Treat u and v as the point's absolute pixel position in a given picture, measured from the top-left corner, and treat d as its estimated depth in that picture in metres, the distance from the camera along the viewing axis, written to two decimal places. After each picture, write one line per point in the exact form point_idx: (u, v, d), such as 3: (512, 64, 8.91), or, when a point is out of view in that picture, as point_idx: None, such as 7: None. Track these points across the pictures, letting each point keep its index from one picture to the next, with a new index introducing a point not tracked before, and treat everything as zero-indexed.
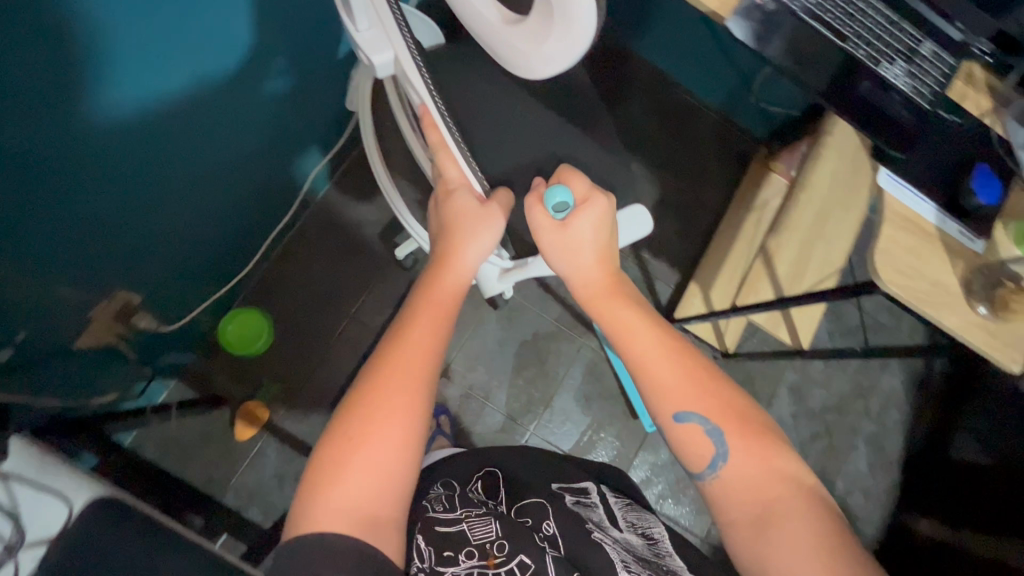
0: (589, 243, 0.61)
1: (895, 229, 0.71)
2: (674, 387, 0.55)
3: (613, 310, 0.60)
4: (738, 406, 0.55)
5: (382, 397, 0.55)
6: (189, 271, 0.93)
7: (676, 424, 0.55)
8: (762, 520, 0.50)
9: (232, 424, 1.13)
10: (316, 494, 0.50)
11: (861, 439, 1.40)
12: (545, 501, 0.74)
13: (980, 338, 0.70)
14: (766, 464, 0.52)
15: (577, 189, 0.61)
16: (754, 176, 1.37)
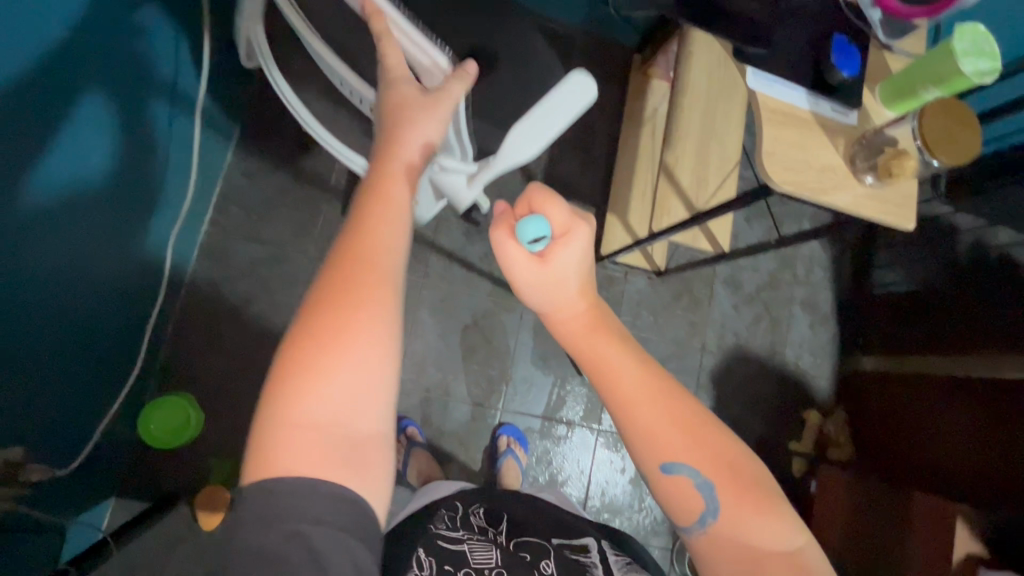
0: (573, 283, 0.53)
1: (775, 126, 0.70)
2: (663, 436, 0.48)
3: (591, 344, 0.50)
4: (734, 459, 0.49)
5: (346, 300, 0.41)
6: (77, 394, 0.83)
7: (662, 474, 0.48)
8: None
9: (193, 518, 1.06)
10: (278, 415, 0.39)
11: (797, 306, 1.49)
12: (545, 544, 0.72)
13: (873, 209, 0.72)
14: (760, 525, 0.47)
15: (556, 219, 0.54)
16: (636, 89, 1.35)
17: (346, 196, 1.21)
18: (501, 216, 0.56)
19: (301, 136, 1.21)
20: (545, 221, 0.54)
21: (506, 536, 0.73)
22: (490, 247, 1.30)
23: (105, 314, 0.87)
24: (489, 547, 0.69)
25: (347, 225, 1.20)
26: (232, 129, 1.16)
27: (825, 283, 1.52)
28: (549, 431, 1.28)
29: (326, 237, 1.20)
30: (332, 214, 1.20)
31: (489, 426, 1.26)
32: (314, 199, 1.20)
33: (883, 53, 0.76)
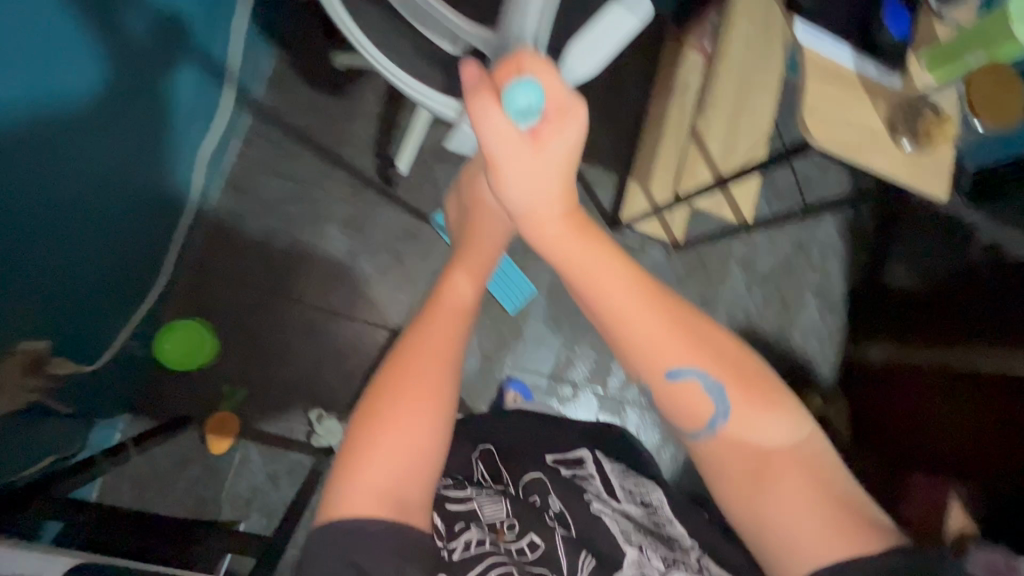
0: (564, 166, 0.51)
1: (819, 82, 0.70)
2: (669, 348, 0.49)
3: (596, 256, 0.50)
4: (736, 358, 0.51)
5: (404, 387, 0.52)
6: (101, 301, 0.84)
7: (670, 383, 0.50)
8: (754, 474, 0.49)
9: (203, 440, 1.08)
10: (347, 479, 0.48)
11: (809, 291, 1.50)
12: (542, 475, 0.72)
13: (906, 174, 0.72)
14: (764, 418, 0.49)
15: (549, 89, 0.50)
16: (670, 59, 1.34)
17: (373, 140, 1.21)
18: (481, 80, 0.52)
19: (333, 76, 1.21)
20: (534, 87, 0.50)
21: (515, 486, 0.73)
22: None
23: (131, 225, 0.87)
24: (497, 500, 0.68)
25: (372, 168, 1.21)
26: (264, 62, 1.16)
27: (839, 271, 1.53)
28: (554, 390, 1.30)
29: (349, 178, 1.20)
30: (358, 156, 1.21)
31: (496, 380, 1.27)
32: (340, 140, 1.20)
33: (933, 21, 0.75)
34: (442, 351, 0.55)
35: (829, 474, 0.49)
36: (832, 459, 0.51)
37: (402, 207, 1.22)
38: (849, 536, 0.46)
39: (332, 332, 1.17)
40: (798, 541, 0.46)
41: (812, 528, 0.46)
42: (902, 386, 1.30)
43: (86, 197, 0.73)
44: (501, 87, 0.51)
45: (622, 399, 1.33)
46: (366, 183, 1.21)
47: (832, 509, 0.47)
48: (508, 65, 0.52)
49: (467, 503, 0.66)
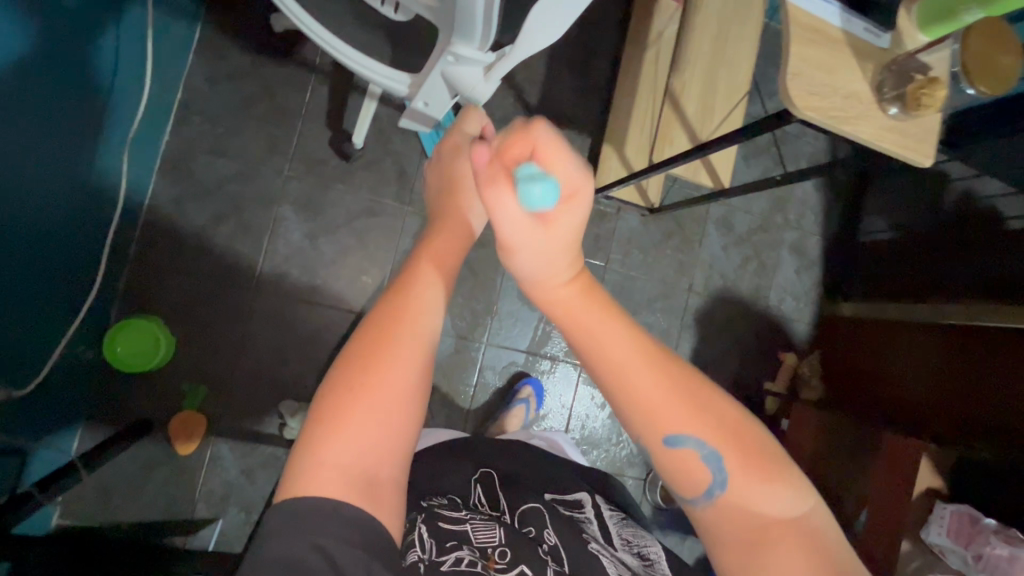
0: (572, 244, 0.53)
1: (805, 44, 0.64)
2: (664, 403, 0.48)
3: (584, 316, 0.49)
4: (740, 425, 0.49)
5: (383, 355, 0.45)
6: (27, 313, 0.76)
7: (664, 444, 0.49)
8: (754, 543, 0.46)
9: (168, 442, 1.04)
10: (313, 451, 0.43)
11: (786, 250, 1.49)
12: (541, 506, 0.76)
13: (892, 143, 0.68)
14: (766, 493, 0.47)
15: (565, 176, 0.51)
16: (643, 8, 1.25)
17: (324, 111, 1.11)
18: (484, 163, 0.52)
19: (272, 40, 1.08)
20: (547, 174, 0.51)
21: (510, 515, 0.75)
22: None
23: (53, 225, 0.78)
24: (491, 527, 0.68)
25: (325, 143, 1.11)
26: (192, 26, 1.03)
27: (815, 228, 1.51)
28: (532, 365, 1.28)
29: (301, 155, 1.11)
30: (308, 130, 1.11)
31: (473, 359, 1.24)
32: (288, 112, 1.10)
33: None
34: (424, 316, 0.48)
35: (833, 550, 0.46)
36: (837, 532, 0.48)
37: (361, 184, 1.13)
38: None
39: (296, 322, 1.11)
40: None
41: None
42: (872, 343, 1.33)
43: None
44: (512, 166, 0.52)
45: None
46: (320, 159, 1.12)
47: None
48: (519, 142, 0.53)
49: (461, 527, 0.67)
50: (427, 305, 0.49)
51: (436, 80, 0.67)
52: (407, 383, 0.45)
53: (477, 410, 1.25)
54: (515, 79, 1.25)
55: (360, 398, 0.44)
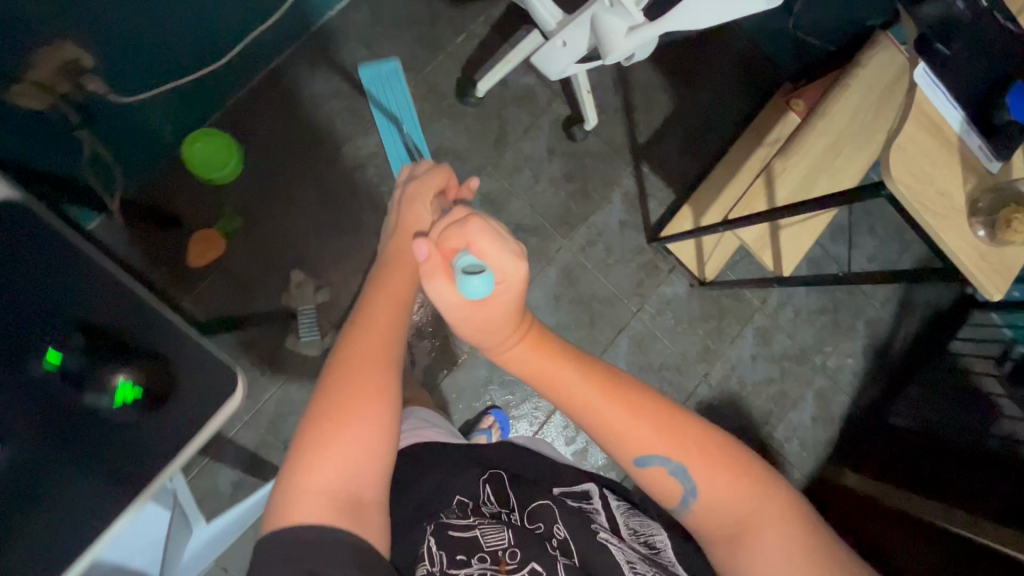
0: (510, 320, 0.56)
1: (919, 127, 0.67)
2: (633, 435, 0.57)
3: (544, 366, 0.57)
4: (693, 437, 0.57)
5: (351, 394, 0.55)
6: (149, 62, 0.83)
7: (641, 468, 0.58)
8: (734, 537, 0.56)
9: (185, 250, 1.07)
10: (300, 481, 0.51)
11: (811, 393, 1.43)
12: (551, 503, 0.76)
13: (970, 259, 0.68)
14: (728, 492, 0.56)
15: (499, 260, 0.54)
16: (771, 113, 1.34)
17: (465, 58, 1.23)
18: (422, 257, 0.57)
19: None
20: (482, 261, 0.54)
21: (520, 512, 0.75)
22: (563, 176, 1.29)
23: (222, 16, 0.90)
24: (500, 528, 0.70)
25: (453, 81, 1.22)
26: None
27: (848, 387, 1.46)
28: None
29: (428, 81, 1.21)
30: (445, 65, 1.22)
31: None
32: (436, 43, 1.22)
33: None
34: (387, 340, 0.59)
35: (803, 521, 0.56)
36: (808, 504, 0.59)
37: (463, 131, 1.23)
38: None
39: (346, 211, 1.16)
40: None
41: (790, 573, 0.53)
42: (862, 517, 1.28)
43: None
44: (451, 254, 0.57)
45: None
46: (440, 92, 1.22)
47: (802, 544, 0.54)
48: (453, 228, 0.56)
49: (470, 531, 0.70)
50: (389, 329, 0.60)
51: (584, 22, 0.74)
52: (383, 408, 0.55)
53: (455, 377, 1.24)
54: (633, 114, 1.34)
55: (345, 427, 0.53)
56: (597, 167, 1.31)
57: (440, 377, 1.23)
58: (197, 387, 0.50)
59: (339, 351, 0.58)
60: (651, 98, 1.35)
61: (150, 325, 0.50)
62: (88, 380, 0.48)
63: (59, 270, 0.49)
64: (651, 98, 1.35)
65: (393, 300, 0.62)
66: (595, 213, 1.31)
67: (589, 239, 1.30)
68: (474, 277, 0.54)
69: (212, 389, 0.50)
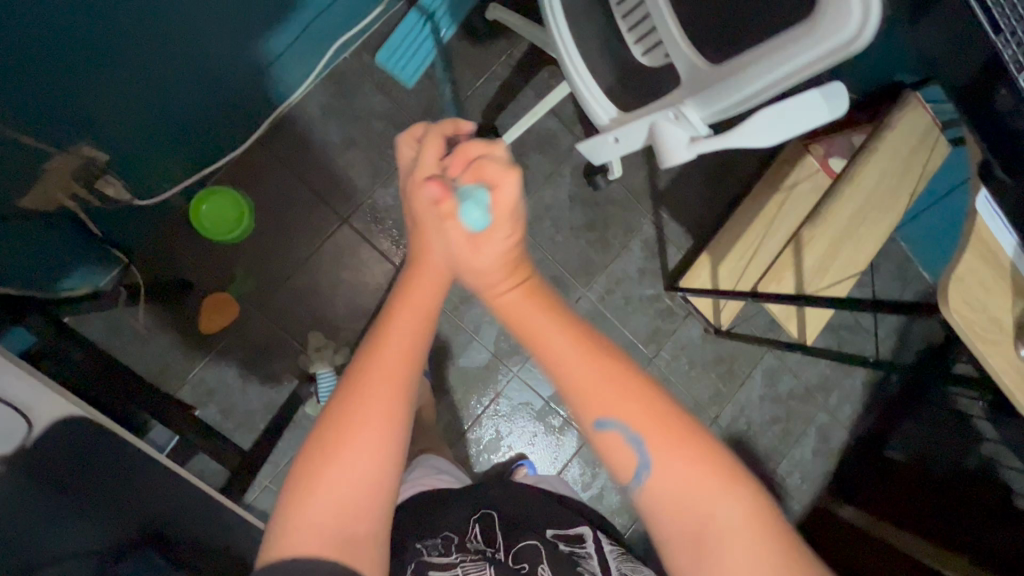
0: (504, 260, 0.56)
1: (975, 256, 0.67)
2: (597, 391, 0.49)
3: (524, 315, 0.51)
4: (663, 413, 0.48)
5: (355, 418, 0.50)
6: (128, 112, 0.75)
7: (597, 429, 0.49)
8: (697, 540, 0.46)
9: (196, 316, 1.03)
10: (292, 516, 0.49)
11: (813, 428, 1.49)
12: (539, 544, 0.72)
13: (1014, 381, 0.69)
14: (691, 479, 0.47)
15: (501, 196, 0.54)
16: (789, 153, 1.29)
17: (485, 102, 1.17)
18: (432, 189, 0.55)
19: (476, 21, 1.15)
20: (484, 196, 0.54)
21: (505, 552, 0.72)
22: (583, 223, 1.27)
23: (226, 87, 0.87)
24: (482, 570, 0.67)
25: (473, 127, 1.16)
26: None
27: (847, 421, 1.52)
28: (545, 416, 1.26)
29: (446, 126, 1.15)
30: (464, 110, 1.16)
31: (495, 380, 1.24)
32: (456, 86, 1.16)
33: None
34: (407, 359, 0.52)
35: (783, 538, 0.46)
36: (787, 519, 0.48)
37: None
38: None
39: (362, 266, 1.11)
40: None
41: None
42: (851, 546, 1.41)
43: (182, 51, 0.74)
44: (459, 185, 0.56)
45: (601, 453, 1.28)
46: None
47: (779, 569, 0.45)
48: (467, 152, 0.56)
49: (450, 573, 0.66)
50: (412, 345, 0.53)
51: (640, 128, 0.69)
52: (389, 445, 0.50)
53: (475, 429, 1.23)
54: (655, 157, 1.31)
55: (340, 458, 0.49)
56: (617, 213, 1.28)
57: (460, 429, 1.23)
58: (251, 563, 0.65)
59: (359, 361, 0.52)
60: None
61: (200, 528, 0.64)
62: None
63: (122, 493, 0.58)
64: None
65: (412, 295, 0.55)
66: (614, 260, 1.30)
67: (608, 287, 1.29)
68: (475, 212, 0.54)
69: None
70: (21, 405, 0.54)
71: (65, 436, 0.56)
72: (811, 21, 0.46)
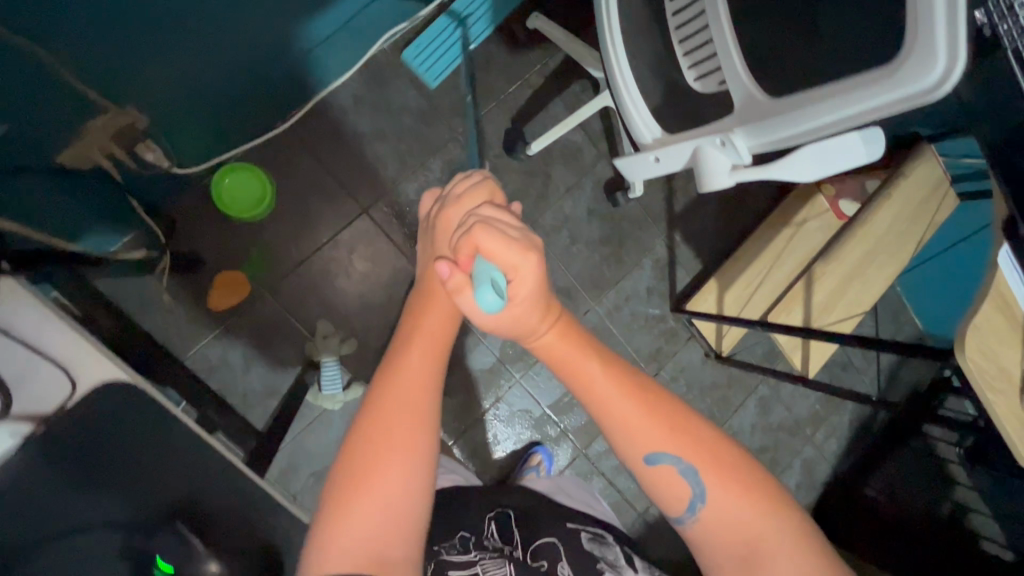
0: (541, 304, 0.56)
1: (993, 309, 0.69)
2: (642, 430, 0.55)
3: (574, 359, 0.56)
4: (711, 444, 0.55)
5: (384, 445, 0.50)
6: (176, 81, 0.75)
7: (648, 466, 0.55)
8: (750, 561, 0.52)
9: (206, 292, 1.01)
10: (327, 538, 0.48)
11: (799, 460, 1.51)
12: (555, 540, 0.76)
13: (1015, 430, 0.72)
14: (737, 506, 0.53)
15: (506, 256, 0.54)
16: (804, 191, 1.31)
17: (516, 109, 1.17)
18: (446, 278, 0.55)
19: (515, 29, 1.16)
20: (492, 264, 0.54)
21: (523, 550, 0.75)
22: (599, 238, 1.27)
23: (271, 65, 0.87)
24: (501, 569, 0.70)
25: (502, 133, 1.17)
26: None
27: (832, 457, 1.54)
28: (543, 425, 1.26)
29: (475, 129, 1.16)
30: (494, 115, 1.16)
31: (497, 385, 1.24)
32: (489, 90, 1.16)
33: None
34: (426, 385, 0.53)
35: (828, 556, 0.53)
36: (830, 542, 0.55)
37: (507, 185, 1.19)
38: None
39: (378, 258, 1.10)
40: None
41: None
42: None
43: (239, 27, 0.74)
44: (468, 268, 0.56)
45: (594, 467, 1.28)
46: (488, 144, 1.17)
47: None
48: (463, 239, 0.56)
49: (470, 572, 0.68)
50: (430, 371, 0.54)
51: (685, 149, 0.71)
52: (417, 465, 0.50)
53: (473, 432, 1.23)
54: (673, 181, 1.33)
55: (372, 482, 0.49)
56: (632, 232, 1.30)
57: (458, 431, 1.22)
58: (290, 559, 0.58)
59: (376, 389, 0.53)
60: None
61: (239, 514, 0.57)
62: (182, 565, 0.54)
63: (160, 470, 0.55)
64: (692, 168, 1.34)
65: (432, 340, 0.56)
66: (624, 277, 1.31)
67: (616, 303, 1.30)
68: (494, 284, 0.54)
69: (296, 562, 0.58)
70: (63, 362, 0.54)
71: (111, 398, 0.54)
72: (895, 63, 0.47)
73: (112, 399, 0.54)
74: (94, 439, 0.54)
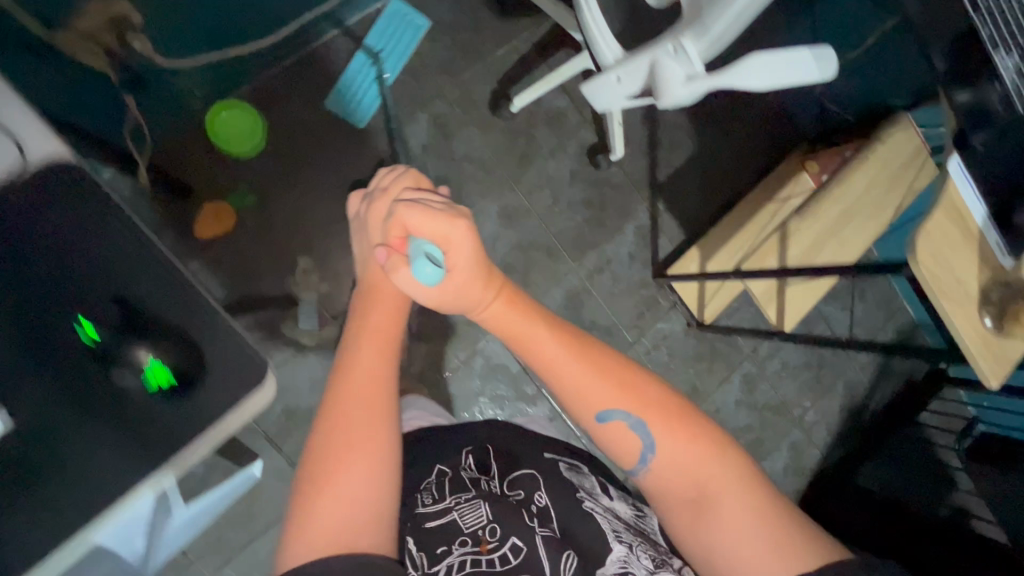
0: (477, 270, 0.61)
1: (946, 218, 0.70)
2: (592, 394, 0.61)
3: (518, 326, 0.62)
4: (655, 400, 0.62)
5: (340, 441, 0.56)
6: None
7: (602, 425, 0.62)
8: (698, 503, 0.60)
9: (192, 220, 1.06)
10: (305, 520, 0.53)
11: (786, 443, 1.47)
12: (536, 471, 0.76)
13: (974, 342, 0.71)
14: (682, 450, 0.60)
15: (434, 231, 0.60)
16: (787, 168, 1.34)
17: (503, 70, 1.23)
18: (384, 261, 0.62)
19: None
20: (422, 239, 0.60)
21: (500, 482, 0.75)
22: (581, 200, 1.31)
23: None
24: (477, 505, 0.70)
25: (488, 92, 1.23)
26: None
27: (822, 443, 1.50)
28: (520, 383, 1.25)
29: (462, 87, 1.22)
30: (481, 75, 1.23)
31: (476, 339, 1.25)
32: (477, 52, 1.23)
33: None
34: (377, 374, 0.60)
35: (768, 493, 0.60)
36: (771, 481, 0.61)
37: (491, 142, 1.24)
38: (772, 539, 0.57)
39: None
40: (738, 547, 0.57)
41: (748, 528, 0.58)
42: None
43: None
44: (403, 248, 0.62)
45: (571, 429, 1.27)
46: (474, 101, 1.23)
47: (759, 511, 0.58)
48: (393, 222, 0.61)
49: (446, 516, 0.69)
50: (380, 363, 0.61)
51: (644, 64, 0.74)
52: (380, 440, 0.57)
53: (450, 384, 1.23)
54: (657, 151, 1.36)
55: (338, 469, 0.55)
56: (615, 197, 1.33)
57: (435, 382, 1.22)
58: (215, 384, 0.54)
59: (332, 392, 0.59)
60: (675, 139, 1.37)
61: (182, 315, 0.54)
62: (116, 358, 0.52)
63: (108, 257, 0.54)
64: (675, 139, 1.37)
65: (378, 334, 0.62)
66: (607, 241, 1.33)
67: (598, 266, 1.32)
68: (429, 256, 0.61)
69: (242, 381, 0.54)
70: (16, 136, 0.53)
71: (56, 178, 0.53)
72: None
73: (66, 180, 0.54)
74: (41, 218, 0.53)
